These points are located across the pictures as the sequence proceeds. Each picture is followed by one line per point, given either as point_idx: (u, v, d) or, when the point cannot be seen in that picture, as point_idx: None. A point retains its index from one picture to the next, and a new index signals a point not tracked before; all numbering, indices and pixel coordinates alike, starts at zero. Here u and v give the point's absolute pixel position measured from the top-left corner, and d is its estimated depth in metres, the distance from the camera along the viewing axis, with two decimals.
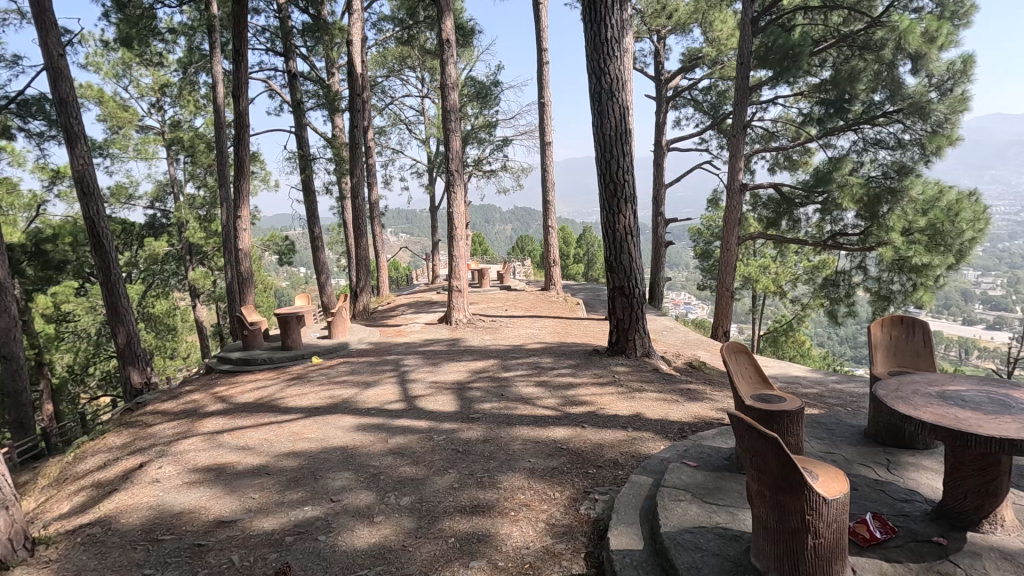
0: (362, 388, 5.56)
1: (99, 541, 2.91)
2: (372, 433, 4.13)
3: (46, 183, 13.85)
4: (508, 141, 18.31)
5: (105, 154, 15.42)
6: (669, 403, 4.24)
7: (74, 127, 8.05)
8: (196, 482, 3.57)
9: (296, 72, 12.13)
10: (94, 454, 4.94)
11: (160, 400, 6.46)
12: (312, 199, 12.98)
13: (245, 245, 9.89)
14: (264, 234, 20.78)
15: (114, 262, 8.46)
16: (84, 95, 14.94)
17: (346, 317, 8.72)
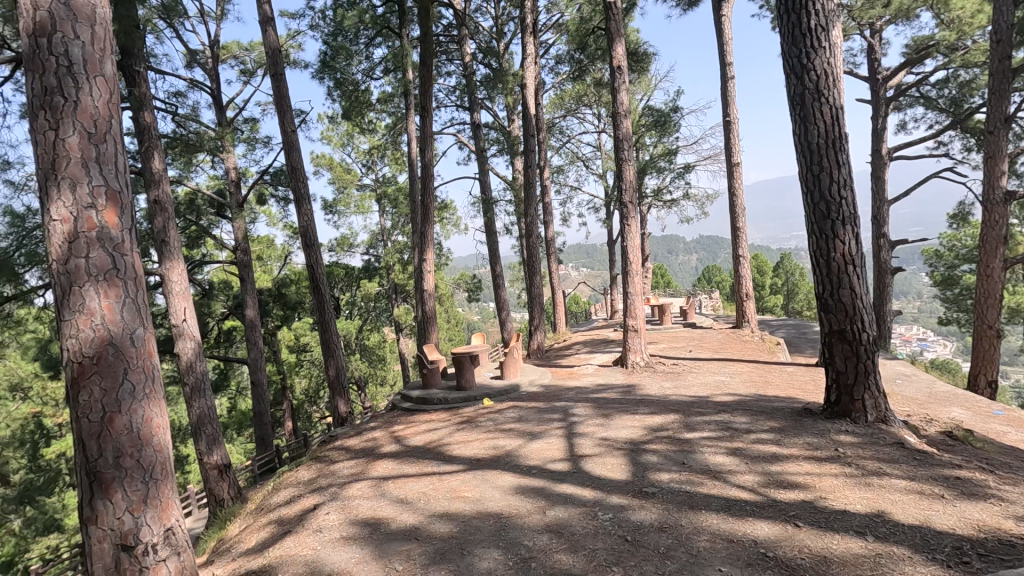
0: (526, 440, 5.16)
1: None
2: (530, 500, 3.65)
3: (291, 238, 16.59)
4: (691, 167, 17.17)
5: (334, 211, 18.06)
6: (929, 501, 3.02)
7: (302, 189, 9.28)
8: (352, 537, 3.45)
9: (480, 122, 12.85)
10: (286, 487, 5.31)
11: (350, 435, 6.89)
12: (494, 240, 13.44)
13: (430, 286, 10.51)
14: (456, 274, 22.35)
15: (328, 304, 9.43)
16: (319, 163, 17.77)
17: (518, 357, 8.53)
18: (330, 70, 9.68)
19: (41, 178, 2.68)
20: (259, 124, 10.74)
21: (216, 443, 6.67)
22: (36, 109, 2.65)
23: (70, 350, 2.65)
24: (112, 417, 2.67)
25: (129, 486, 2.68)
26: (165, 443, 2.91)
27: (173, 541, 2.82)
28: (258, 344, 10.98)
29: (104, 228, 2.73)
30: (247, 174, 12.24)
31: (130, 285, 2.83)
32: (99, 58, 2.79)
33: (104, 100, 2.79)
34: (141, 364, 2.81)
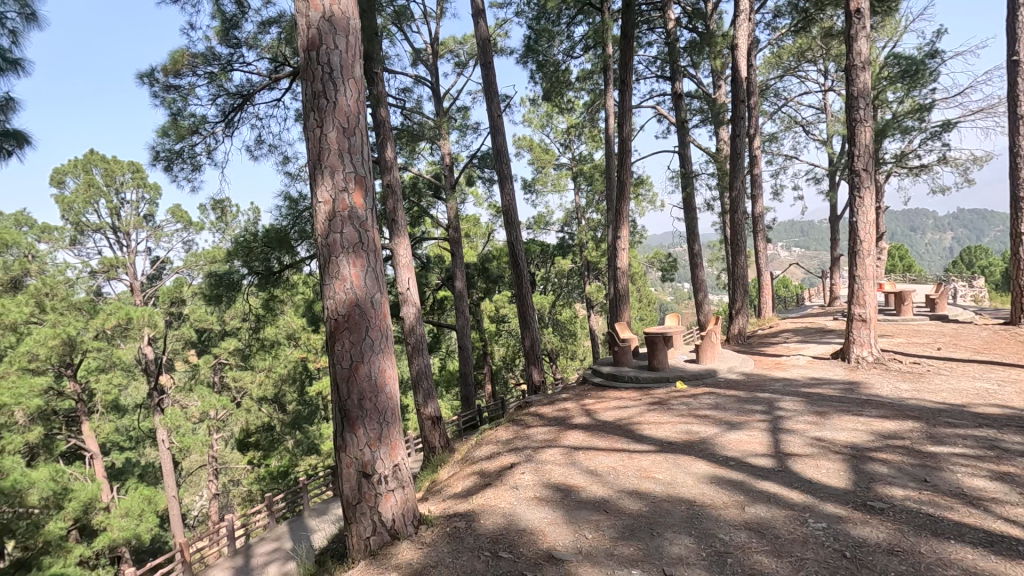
0: (724, 429, 4.84)
1: (461, 537, 3.24)
2: (727, 493, 3.44)
3: (494, 217, 17.88)
4: (952, 125, 13.92)
5: (532, 190, 18.85)
6: None
7: (505, 170, 9.85)
8: (544, 499, 3.66)
9: (682, 92, 12.13)
10: (487, 444, 5.83)
11: (543, 404, 7.27)
12: (693, 217, 12.70)
13: (624, 264, 10.40)
14: (650, 252, 21.72)
15: (526, 279, 9.92)
16: (521, 145, 18.66)
17: (716, 341, 8.00)
18: (533, 54, 10.04)
19: (312, 167, 3.30)
20: (470, 111, 11.66)
21: (430, 397, 7.60)
22: (308, 111, 3.24)
23: (329, 309, 3.26)
24: (358, 365, 3.21)
25: (369, 425, 3.21)
26: (395, 392, 3.41)
27: (400, 476, 3.31)
28: (464, 313, 12.07)
29: (353, 208, 3.26)
30: (459, 159, 13.45)
31: (372, 256, 3.34)
32: (352, 63, 3.30)
33: (355, 98, 3.29)
34: (379, 324, 3.30)
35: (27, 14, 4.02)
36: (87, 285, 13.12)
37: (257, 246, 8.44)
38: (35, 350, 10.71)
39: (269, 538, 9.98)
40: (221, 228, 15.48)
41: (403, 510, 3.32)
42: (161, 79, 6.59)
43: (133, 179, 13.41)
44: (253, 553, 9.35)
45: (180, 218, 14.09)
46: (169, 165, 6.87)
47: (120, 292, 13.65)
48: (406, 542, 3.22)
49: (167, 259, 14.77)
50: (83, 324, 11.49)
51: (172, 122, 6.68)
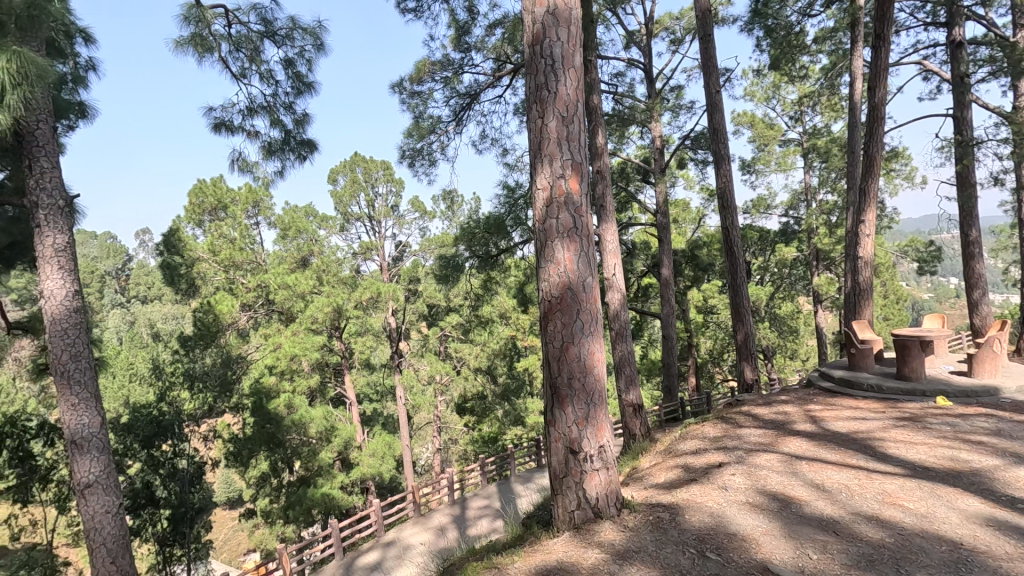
0: (1008, 462, 3.85)
1: (664, 529, 3.18)
2: (1012, 542, 2.74)
3: (706, 201, 16.79)
4: None
5: (752, 170, 17.14)
6: None
7: (722, 150, 9.08)
8: (759, 507, 3.38)
9: (962, 39, 9.71)
10: (693, 438, 5.57)
11: (758, 405, 6.67)
12: (971, 195, 10.16)
13: (868, 253, 8.85)
14: (903, 239, 18.09)
15: (742, 268, 9.01)
16: (740, 122, 17.06)
17: (1000, 353, 6.35)
18: (761, 19, 9.03)
19: (533, 157, 3.51)
20: (685, 90, 11.03)
21: (633, 384, 7.52)
22: (531, 103, 3.44)
23: (545, 290, 3.45)
24: (569, 346, 3.34)
25: (577, 404, 3.33)
26: (602, 375, 3.47)
27: (605, 457, 3.37)
28: (670, 301, 11.54)
29: (569, 194, 3.38)
30: (670, 141, 12.89)
31: (585, 241, 3.42)
32: (572, 52, 3.40)
33: (574, 87, 3.38)
34: (589, 307, 3.38)
35: (318, 45, 5.00)
36: (350, 264, 16.02)
37: (478, 232, 9.26)
38: (316, 314, 13.50)
39: (481, 495, 11.13)
40: (448, 216, 17.40)
41: (606, 491, 3.38)
42: (407, 86, 7.63)
43: (384, 176, 15.86)
44: (468, 506, 10.52)
45: (417, 208, 16.23)
46: (411, 161, 7.95)
47: (372, 270, 16.38)
48: (608, 522, 3.29)
49: (406, 243, 17.18)
50: (347, 296, 14.07)
51: (415, 124, 7.69)
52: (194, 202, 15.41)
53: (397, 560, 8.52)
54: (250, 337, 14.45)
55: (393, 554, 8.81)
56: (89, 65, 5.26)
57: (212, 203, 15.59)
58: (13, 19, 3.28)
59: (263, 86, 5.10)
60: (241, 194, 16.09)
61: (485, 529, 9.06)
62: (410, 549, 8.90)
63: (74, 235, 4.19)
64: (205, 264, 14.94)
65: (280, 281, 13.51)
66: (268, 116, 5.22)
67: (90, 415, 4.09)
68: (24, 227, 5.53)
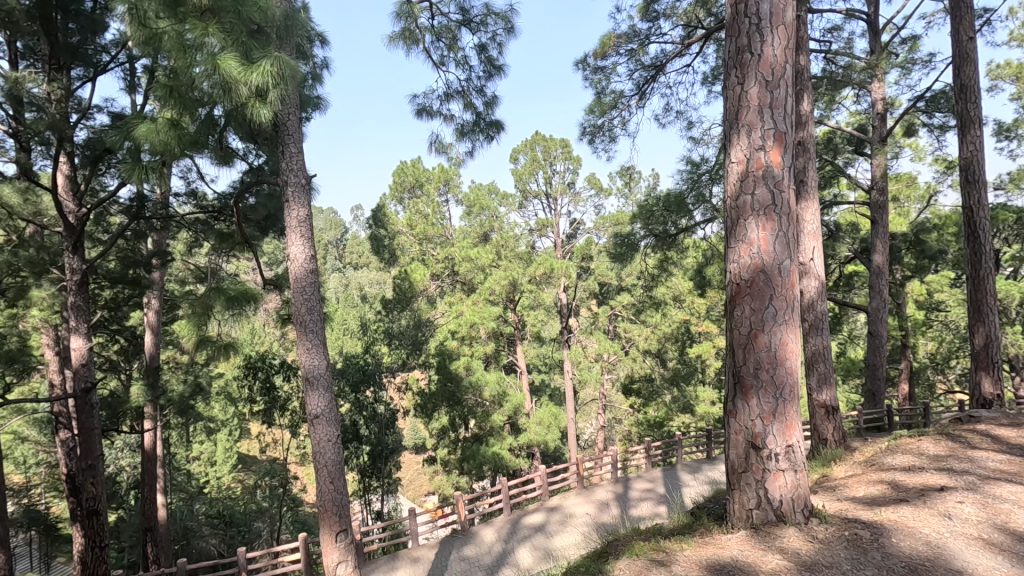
0: None
1: (864, 548, 2.81)
2: None
3: (941, 174, 13.93)
4: None
5: (1013, 135, 13.71)
6: None
7: (971, 112, 7.41)
8: (998, 547, 2.81)
9: None
10: (904, 453, 4.79)
11: (1000, 425, 5.50)
12: None
13: None
14: None
15: (989, 255, 7.32)
16: (1000, 75, 13.71)
17: None
18: None
19: (728, 127, 3.26)
20: (921, 40, 9.18)
21: (827, 383, 6.68)
22: (730, 68, 3.18)
23: (733, 272, 3.22)
24: (757, 334, 3.08)
25: (763, 397, 3.07)
26: (796, 368, 3.14)
27: (793, 459, 3.07)
28: (882, 294, 9.92)
29: (770, 167, 3.07)
30: (896, 103, 10.91)
31: (785, 219, 3.09)
32: (783, 7, 3.03)
33: (782, 47, 3.04)
34: (785, 293, 3.06)
35: (509, 28, 5.20)
36: (527, 240, 16.68)
37: (657, 209, 8.93)
38: (494, 287, 14.40)
39: (645, 478, 11.00)
40: (625, 193, 17.04)
41: (793, 496, 3.09)
42: (591, 62, 7.59)
43: (562, 154, 16.09)
44: (631, 486, 10.50)
45: (594, 185, 16.17)
46: (591, 138, 7.93)
47: (547, 247, 16.90)
48: (793, 529, 3.01)
49: (581, 221, 17.29)
50: (523, 270, 14.70)
51: (597, 100, 7.64)
52: (397, 181, 17.45)
53: (560, 525, 8.88)
54: (437, 303, 16.01)
55: (556, 519, 9.19)
56: (323, 64, 6.18)
57: (411, 182, 17.50)
58: (275, 30, 4.01)
59: (458, 71, 5.48)
60: (435, 172, 17.61)
61: (648, 512, 8.94)
62: (572, 517, 9.20)
63: (311, 208, 4.99)
64: (404, 237, 17.07)
65: (464, 254, 14.72)
66: (461, 99, 5.62)
67: (320, 358, 4.92)
68: (276, 203, 6.82)
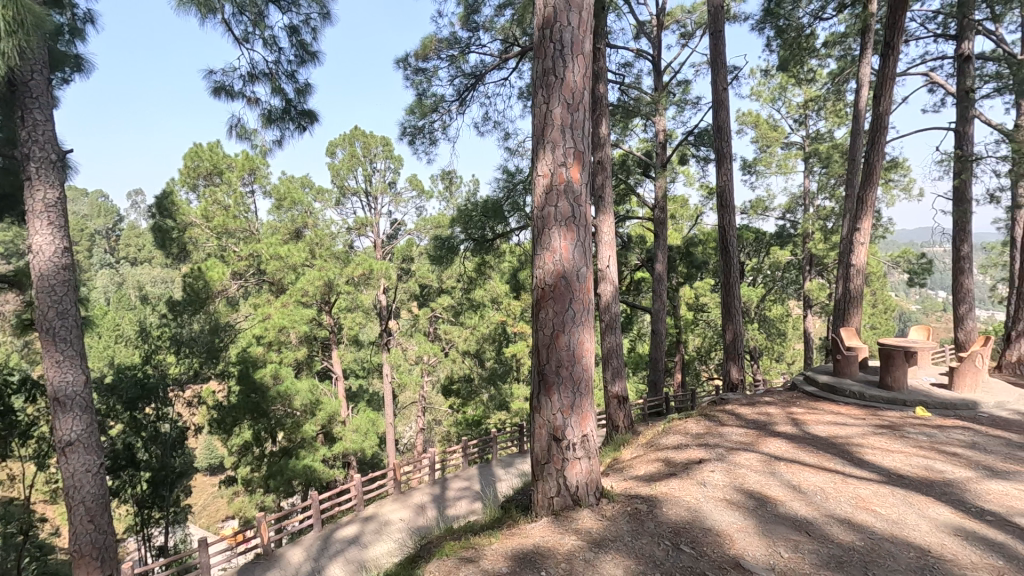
0: (983, 475, 4.02)
1: (641, 520, 3.23)
2: (976, 552, 2.88)
3: (705, 198, 16.77)
4: None
5: (752, 171, 17.11)
6: None
7: (724, 148, 9.05)
8: (737, 504, 3.46)
9: (971, 53, 9.16)
10: (674, 434, 5.64)
11: (742, 404, 6.82)
12: (965, 211, 9.69)
13: (861, 261, 8.80)
14: (894, 249, 17.67)
15: (736, 267, 8.99)
16: (744, 122, 17.01)
17: (981, 367, 6.50)
18: (772, 18, 8.88)
19: (535, 143, 3.48)
20: (691, 85, 10.95)
21: (619, 376, 7.51)
22: (537, 88, 3.41)
23: (538, 278, 3.45)
24: (559, 335, 3.35)
25: (563, 393, 3.34)
26: (590, 365, 3.48)
27: (588, 447, 3.40)
28: (661, 297, 11.58)
29: (569, 182, 3.36)
30: (673, 136, 12.86)
31: (583, 231, 3.41)
32: (582, 39, 3.35)
33: (581, 74, 3.35)
34: (582, 297, 3.38)
35: (324, 14, 4.90)
36: (344, 239, 15.90)
37: (475, 214, 9.21)
38: (307, 288, 13.45)
39: (462, 476, 11.21)
40: (446, 197, 17.27)
41: (587, 480, 3.42)
42: (412, 63, 7.53)
43: (383, 152, 15.70)
44: (448, 486, 10.64)
45: (415, 186, 16.06)
46: (412, 139, 7.87)
47: (366, 247, 16.28)
48: (586, 510, 3.34)
49: (402, 221, 17.06)
50: (339, 270, 13.91)
51: (418, 102, 7.60)
52: (188, 165, 15.17)
53: (375, 535, 8.62)
54: (239, 305, 14.39)
55: (371, 528, 8.89)
56: (86, 18, 5.12)
57: (207, 168, 15.37)
58: None
59: (265, 51, 5.00)
60: (237, 160, 15.83)
61: (464, 510, 9.17)
62: (389, 524, 8.99)
63: (64, 189, 4.14)
64: (197, 229, 14.79)
65: (272, 251, 13.40)
66: (269, 83, 5.13)
67: (75, 373, 4.14)
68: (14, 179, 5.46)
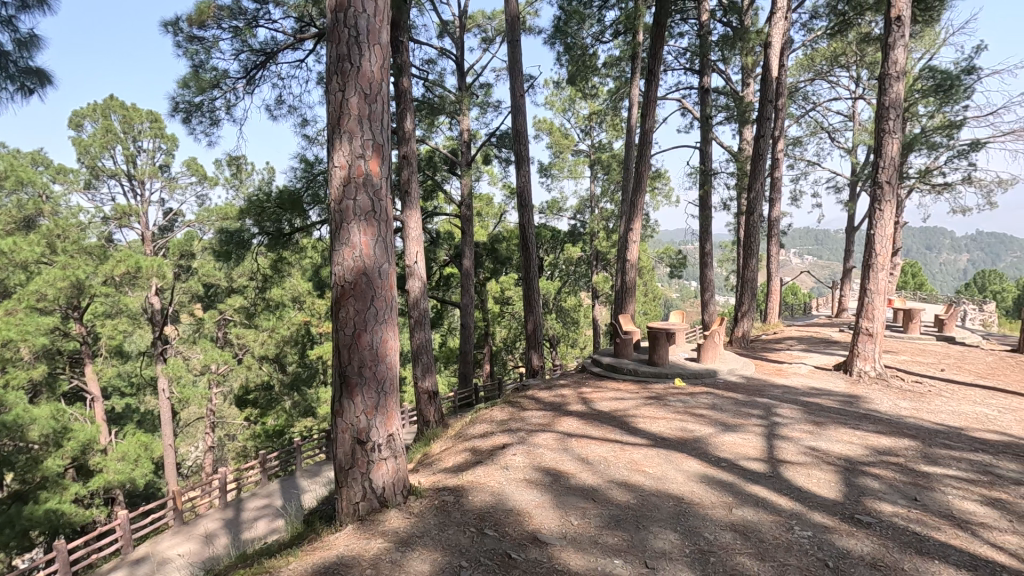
0: (720, 430, 4.97)
1: (448, 511, 3.29)
2: (716, 493, 3.55)
3: (507, 198, 17.74)
4: (980, 146, 13.62)
5: (548, 174, 18.60)
6: None
7: (523, 151, 9.66)
8: (535, 482, 3.73)
9: (709, 87, 11.22)
10: (481, 422, 5.87)
11: (541, 389, 7.40)
12: (707, 216, 11.87)
13: (635, 256, 10.21)
14: (660, 246, 20.85)
15: (535, 263, 9.67)
16: (540, 128, 18.41)
17: (719, 342, 8.04)
18: (561, 36, 9.75)
19: (330, 132, 3.28)
20: (493, 89, 11.47)
21: (428, 372, 7.56)
22: (330, 74, 3.21)
23: (337, 275, 3.26)
24: (360, 334, 3.22)
25: (367, 393, 3.23)
26: (395, 363, 3.42)
27: (394, 446, 3.35)
28: (469, 292, 11.95)
29: (369, 175, 3.25)
30: (477, 137, 13.33)
31: (383, 226, 3.33)
32: (379, 28, 3.25)
33: (379, 65, 3.26)
34: (384, 294, 3.31)
35: None
36: (98, 231, 13.17)
37: (268, 206, 8.38)
38: (44, 290, 10.84)
39: (260, 494, 10.16)
40: (234, 185, 15.43)
41: (393, 480, 3.36)
42: (185, 29, 6.53)
43: (150, 129, 13.37)
44: (243, 508, 9.55)
45: (195, 172, 14.02)
46: (186, 116, 6.82)
47: (129, 240, 13.70)
48: (393, 511, 3.28)
49: (179, 211, 14.77)
50: (92, 269, 11.51)
51: (193, 74, 6.61)
52: None
53: None
54: None
55: (143, 572, 7.55)
56: None
57: None
58: None
59: None
60: None
61: (263, 531, 8.33)
62: (167, 563, 7.73)
63: None
64: None
65: None
66: None
67: None
68: None
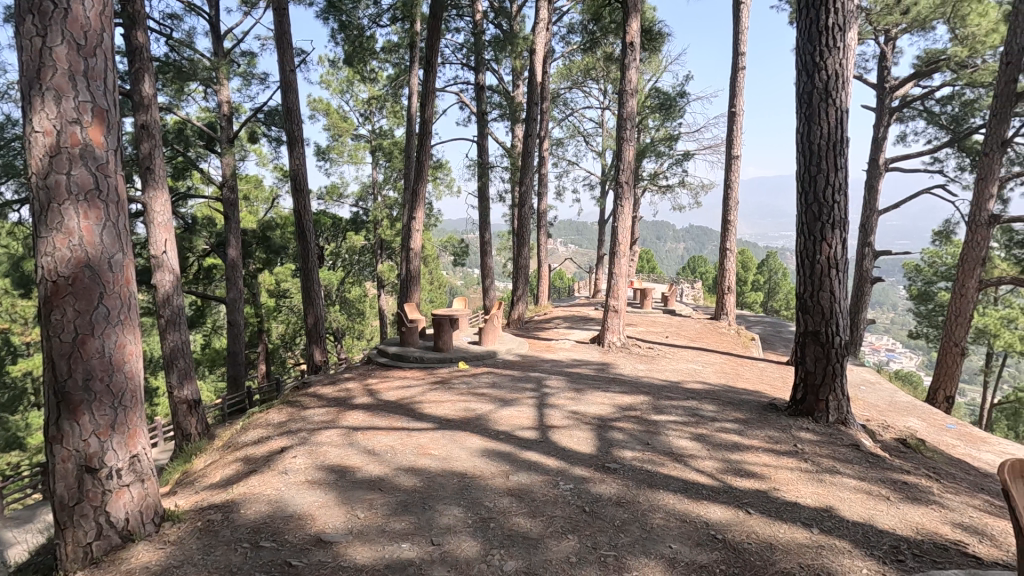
0: (499, 406, 5.37)
1: (214, 531, 2.93)
2: (496, 464, 3.84)
3: (280, 181, 16.25)
4: (689, 156, 17.13)
5: (326, 158, 17.56)
6: (856, 501, 3.29)
7: (296, 131, 8.93)
8: (318, 482, 3.55)
9: (484, 84, 11.85)
10: (255, 428, 5.34)
11: (325, 385, 7.02)
12: (485, 207, 12.59)
13: (418, 245, 10.32)
14: (443, 236, 21.36)
15: (314, 252, 9.08)
16: (315, 108, 17.26)
17: (498, 325, 8.64)
18: (335, 12, 9.24)
19: (24, 86, 2.57)
20: (257, 59, 10.34)
21: (187, 378, 6.55)
22: (22, 11, 2.50)
23: (43, 268, 2.59)
24: (86, 339, 2.64)
25: (97, 410, 2.67)
26: (136, 371, 2.90)
27: (138, 468, 2.85)
28: (237, 285, 10.68)
29: (88, 145, 2.66)
30: (240, 111, 11.90)
31: (111, 208, 2.77)
32: None
33: (96, 11, 2.67)
34: (118, 290, 2.77)
35: None
36: None
37: None
38: None
39: None
40: None
41: (140, 507, 2.87)
42: None
43: None
44: None
45: None
46: None
47: None
48: (142, 544, 2.79)
49: None
50: None
51: None
52: None
53: None
54: None
55: None
56: None
57: None
58: None
59: None
60: None
61: None
62: None
63: None
64: None
65: None
66: None
67: None
68: None
